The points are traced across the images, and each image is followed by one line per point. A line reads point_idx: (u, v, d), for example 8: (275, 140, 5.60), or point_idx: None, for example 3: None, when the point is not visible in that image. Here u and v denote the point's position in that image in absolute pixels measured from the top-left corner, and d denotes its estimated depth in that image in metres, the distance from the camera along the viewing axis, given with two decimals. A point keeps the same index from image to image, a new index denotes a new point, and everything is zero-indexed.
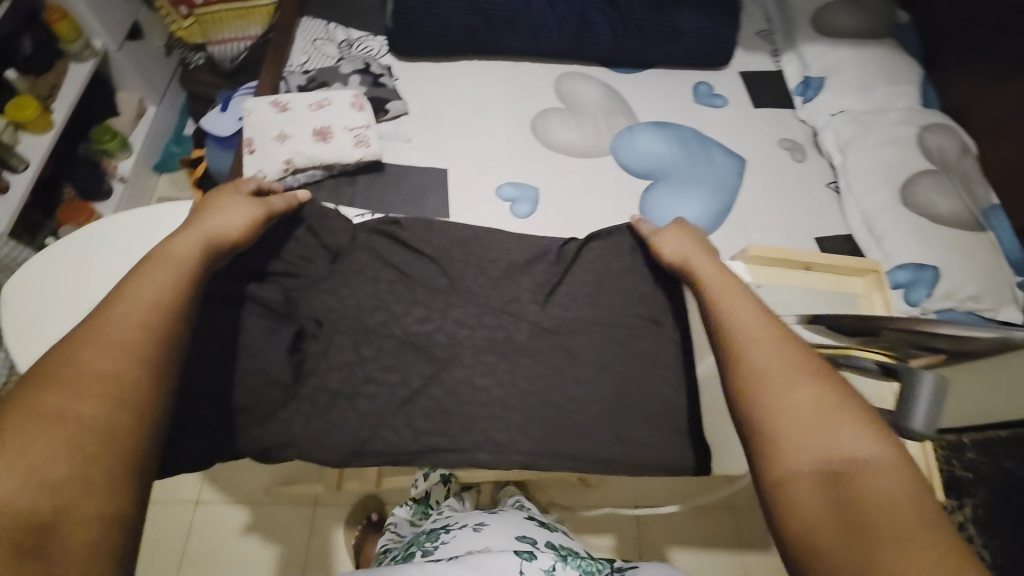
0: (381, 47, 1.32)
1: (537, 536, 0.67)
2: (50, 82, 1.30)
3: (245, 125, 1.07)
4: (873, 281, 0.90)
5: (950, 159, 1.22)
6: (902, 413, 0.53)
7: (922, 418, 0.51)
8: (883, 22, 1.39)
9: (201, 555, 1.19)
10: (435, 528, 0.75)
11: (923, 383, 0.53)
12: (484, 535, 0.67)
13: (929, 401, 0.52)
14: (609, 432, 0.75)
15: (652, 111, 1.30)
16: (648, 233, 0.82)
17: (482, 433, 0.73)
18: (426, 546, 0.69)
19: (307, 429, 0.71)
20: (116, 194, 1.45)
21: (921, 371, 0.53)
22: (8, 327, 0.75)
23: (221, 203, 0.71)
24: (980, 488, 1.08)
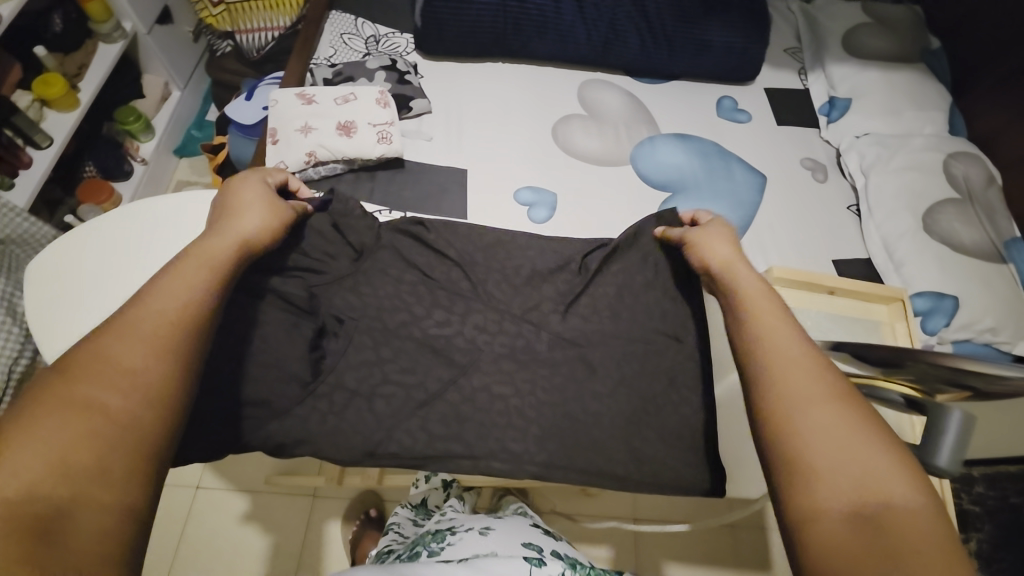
0: (408, 44, 1.32)
1: (544, 544, 0.65)
2: (78, 61, 1.31)
3: (270, 115, 1.08)
4: (895, 308, 0.89)
5: (975, 188, 1.21)
6: (926, 448, 0.52)
7: (948, 455, 0.51)
8: (914, 46, 1.38)
9: (199, 542, 1.20)
10: (441, 528, 0.75)
11: (950, 419, 0.52)
12: (490, 539, 0.66)
13: (956, 436, 0.51)
14: (624, 448, 0.74)
15: (674, 122, 1.29)
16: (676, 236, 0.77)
17: (497, 441, 0.73)
18: (432, 547, 0.69)
19: (323, 427, 0.71)
20: (135, 174, 1.46)
21: (948, 406, 0.52)
22: (29, 302, 0.75)
23: (248, 196, 0.71)
24: (985, 522, 1.06)
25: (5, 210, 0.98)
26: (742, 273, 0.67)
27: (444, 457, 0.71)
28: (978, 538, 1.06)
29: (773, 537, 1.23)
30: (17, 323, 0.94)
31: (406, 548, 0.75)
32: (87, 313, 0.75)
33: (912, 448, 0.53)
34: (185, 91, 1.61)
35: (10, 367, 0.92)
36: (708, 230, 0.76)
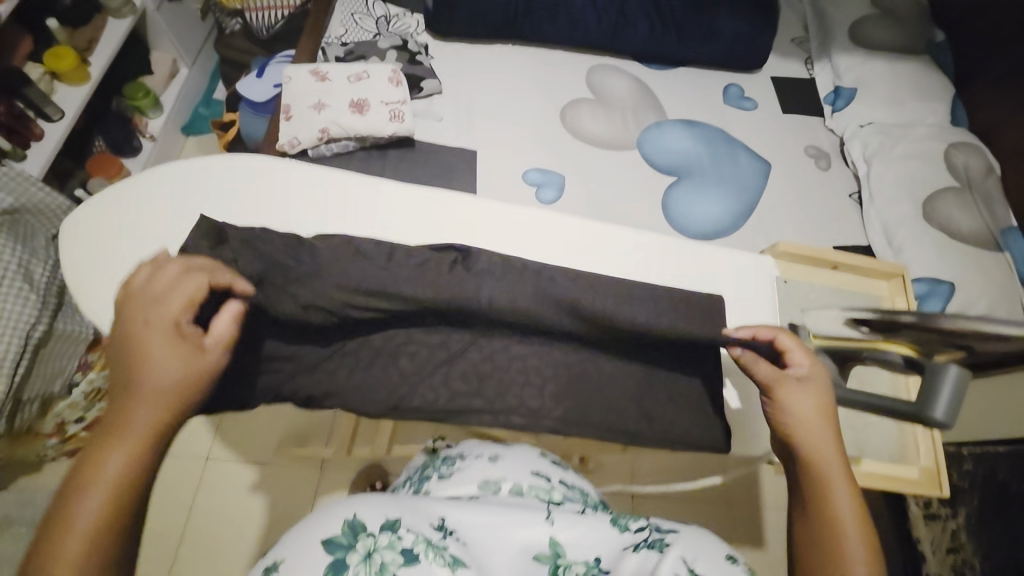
0: (419, 25, 1.33)
1: (552, 472, 0.65)
2: (87, 35, 1.30)
3: (284, 91, 1.09)
4: (896, 285, 0.92)
5: (974, 177, 1.24)
6: (926, 402, 0.58)
7: (945, 407, 0.57)
8: (919, 38, 1.39)
9: (210, 509, 1.23)
10: (444, 451, 0.71)
11: (948, 375, 0.57)
12: (502, 465, 0.64)
13: (950, 393, 0.57)
14: (638, 409, 0.74)
15: (681, 109, 1.31)
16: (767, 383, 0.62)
17: (513, 399, 0.72)
18: (440, 470, 0.66)
19: (349, 380, 0.70)
20: (144, 151, 1.47)
21: (945, 364, 0.58)
22: (62, 262, 0.70)
23: (157, 356, 0.49)
24: (972, 496, 1.11)
25: (17, 179, 0.98)
26: (835, 466, 0.56)
27: (461, 412, 0.72)
28: (965, 513, 1.12)
29: (767, 513, 1.26)
30: (34, 291, 0.94)
31: (416, 468, 0.73)
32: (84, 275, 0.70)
33: (909, 404, 0.59)
34: (192, 69, 1.61)
35: (28, 333, 0.92)
36: (803, 389, 0.60)
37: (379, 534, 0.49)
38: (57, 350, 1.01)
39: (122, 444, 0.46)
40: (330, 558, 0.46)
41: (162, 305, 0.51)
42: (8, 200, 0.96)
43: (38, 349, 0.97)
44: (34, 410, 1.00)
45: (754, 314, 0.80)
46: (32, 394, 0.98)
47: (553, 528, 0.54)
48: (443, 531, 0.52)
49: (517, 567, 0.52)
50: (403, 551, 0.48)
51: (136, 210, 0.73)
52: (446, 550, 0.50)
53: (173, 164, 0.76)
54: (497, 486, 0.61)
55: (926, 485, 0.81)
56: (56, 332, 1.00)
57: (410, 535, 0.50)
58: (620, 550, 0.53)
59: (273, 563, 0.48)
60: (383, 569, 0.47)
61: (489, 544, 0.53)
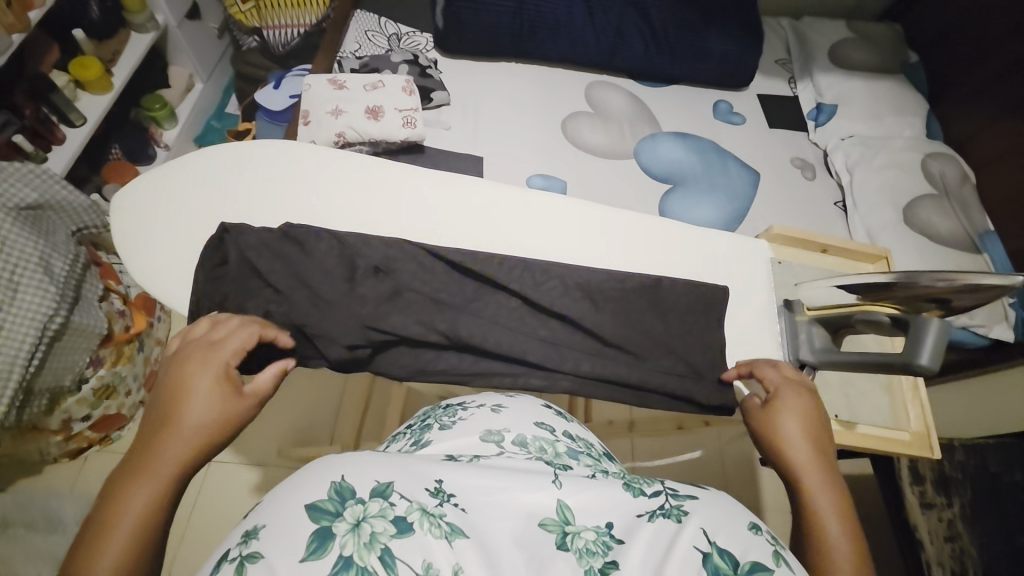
0: (428, 43, 1.41)
1: (556, 425, 0.60)
2: (112, 49, 1.37)
3: (304, 98, 1.15)
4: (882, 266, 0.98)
5: (951, 186, 1.32)
6: (913, 351, 0.66)
7: (928, 355, 0.65)
8: (893, 60, 1.50)
9: (209, 509, 1.21)
10: (445, 401, 0.66)
11: (930, 327, 0.66)
12: (504, 417, 0.59)
13: (933, 341, 0.66)
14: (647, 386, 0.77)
15: (674, 122, 1.39)
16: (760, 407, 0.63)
17: (529, 371, 0.74)
18: (442, 420, 0.60)
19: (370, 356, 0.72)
20: (159, 159, 1.51)
21: (928, 317, 0.67)
22: None
23: (198, 391, 0.53)
24: (966, 487, 1.13)
25: (41, 175, 0.94)
26: (817, 477, 0.54)
27: (484, 375, 0.73)
28: (960, 503, 1.13)
29: (766, 491, 1.27)
30: (54, 283, 0.89)
31: (416, 418, 0.66)
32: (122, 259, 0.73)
33: (898, 354, 0.67)
34: (207, 84, 1.68)
35: (47, 323, 0.88)
36: (790, 403, 0.61)
37: (369, 501, 0.39)
38: (71, 343, 0.98)
39: (148, 479, 0.46)
40: (314, 526, 0.37)
41: (210, 354, 0.56)
42: (32, 196, 0.92)
43: (53, 341, 0.93)
44: (42, 404, 0.98)
45: (750, 299, 0.85)
46: (42, 386, 0.95)
47: (562, 492, 0.45)
48: (440, 496, 0.42)
49: (521, 539, 0.42)
50: (396, 520, 0.39)
51: (166, 199, 0.77)
52: (444, 518, 0.41)
53: (202, 156, 0.80)
54: (501, 436, 0.56)
55: (918, 447, 0.84)
56: (72, 326, 0.96)
57: (403, 503, 0.40)
58: (633, 518, 0.44)
59: (254, 529, 0.39)
60: (372, 541, 0.37)
61: (494, 512, 0.43)
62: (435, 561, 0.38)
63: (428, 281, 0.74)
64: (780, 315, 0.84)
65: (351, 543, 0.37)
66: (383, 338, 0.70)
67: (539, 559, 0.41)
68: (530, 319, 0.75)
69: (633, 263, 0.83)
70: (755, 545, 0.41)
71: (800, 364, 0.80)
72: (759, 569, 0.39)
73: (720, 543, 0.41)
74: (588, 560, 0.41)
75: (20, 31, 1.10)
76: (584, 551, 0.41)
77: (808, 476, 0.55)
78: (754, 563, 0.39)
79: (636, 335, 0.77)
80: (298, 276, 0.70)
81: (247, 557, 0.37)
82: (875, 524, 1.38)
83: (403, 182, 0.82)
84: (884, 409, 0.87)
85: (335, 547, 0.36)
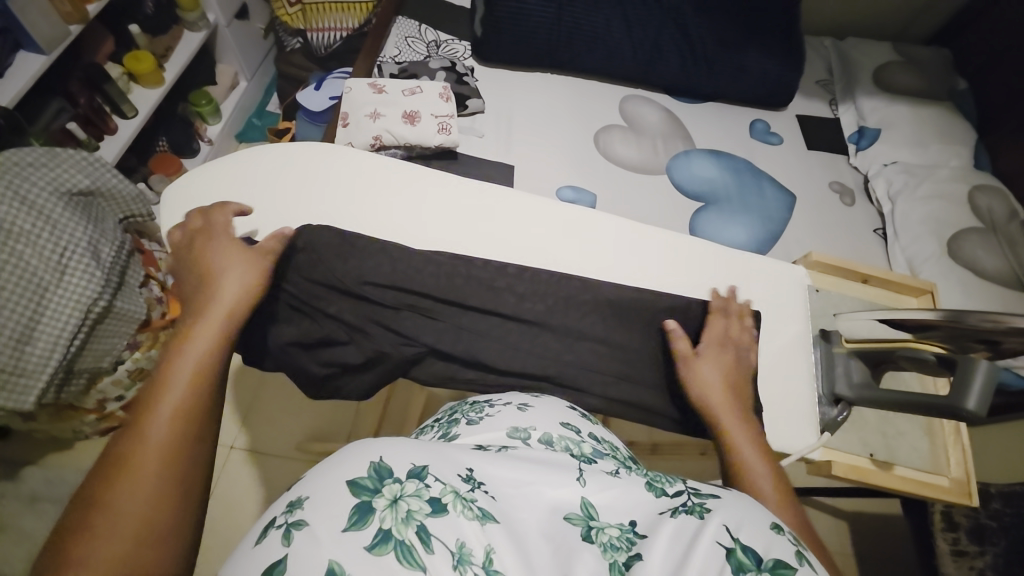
0: (466, 50, 1.43)
1: (583, 426, 0.56)
2: (165, 43, 1.43)
3: (344, 101, 1.18)
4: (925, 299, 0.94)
5: (998, 219, 1.27)
6: (959, 395, 0.63)
7: (975, 400, 0.62)
8: (941, 85, 1.46)
9: (214, 516, 1.17)
10: (472, 397, 0.65)
11: (979, 371, 0.63)
12: (532, 415, 0.56)
13: (981, 386, 0.63)
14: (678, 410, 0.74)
15: (709, 140, 1.37)
16: (684, 354, 0.70)
17: (555, 387, 0.73)
18: (469, 416, 0.58)
19: None
20: (201, 153, 1.56)
21: (977, 361, 0.63)
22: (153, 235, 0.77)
23: (226, 258, 0.64)
24: (1001, 537, 1.07)
25: (94, 164, 0.98)
26: (736, 422, 0.61)
27: (511, 384, 0.73)
28: (993, 552, 1.06)
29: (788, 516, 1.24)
30: (100, 268, 0.92)
31: (442, 413, 0.64)
32: None
33: (944, 397, 0.64)
34: (250, 82, 1.74)
35: (91, 305, 0.91)
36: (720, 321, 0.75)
37: (405, 481, 0.39)
38: (111, 328, 1.01)
39: (194, 346, 0.52)
40: (354, 500, 0.37)
41: (212, 276, 0.61)
42: (85, 181, 0.95)
43: (96, 323, 0.96)
44: (80, 385, 1.01)
45: (785, 326, 0.83)
46: (82, 367, 0.98)
47: (586, 489, 0.43)
48: (471, 482, 0.41)
49: (547, 532, 0.40)
50: (431, 500, 0.38)
51: (212, 192, 0.79)
52: (475, 502, 0.40)
53: (246, 155, 0.82)
54: (527, 434, 0.52)
55: (957, 493, 0.82)
56: (114, 311, 0.99)
57: (438, 485, 0.40)
58: (656, 515, 0.41)
59: (297, 500, 0.39)
60: (408, 518, 0.37)
61: (521, 503, 0.42)
62: (468, 541, 0.37)
63: (460, 287, 0.75)
64: (817, 346, 0.83)
65: (389, 517, 0.37)
66: (417, 342, 0.72)
67: (564, 551, 0.38)
68: (558, 332, 0.76)
69: (665, 284, 0.82)
70: (777, 544, 0.38)
71: (835, 400, 0.79)
72: (782, 567, 0.36)
73: (743, 540, 0.37)
74: (612, 554, 0.39)
75: (78, 21, 1.15)
76: (608, 546, 0.39)
77: (725, 419, 0.61)
78: (777, 561, 0.36)
79: (659, 364, 0.76)
80: (331, 274, 0.71)
81: (293, 525, 0.37)
82: (896, 569, 1.31)
83: (436, 188, 0.83)
84: (920, 450, 0.83)
85: (375, 520, 0.36)
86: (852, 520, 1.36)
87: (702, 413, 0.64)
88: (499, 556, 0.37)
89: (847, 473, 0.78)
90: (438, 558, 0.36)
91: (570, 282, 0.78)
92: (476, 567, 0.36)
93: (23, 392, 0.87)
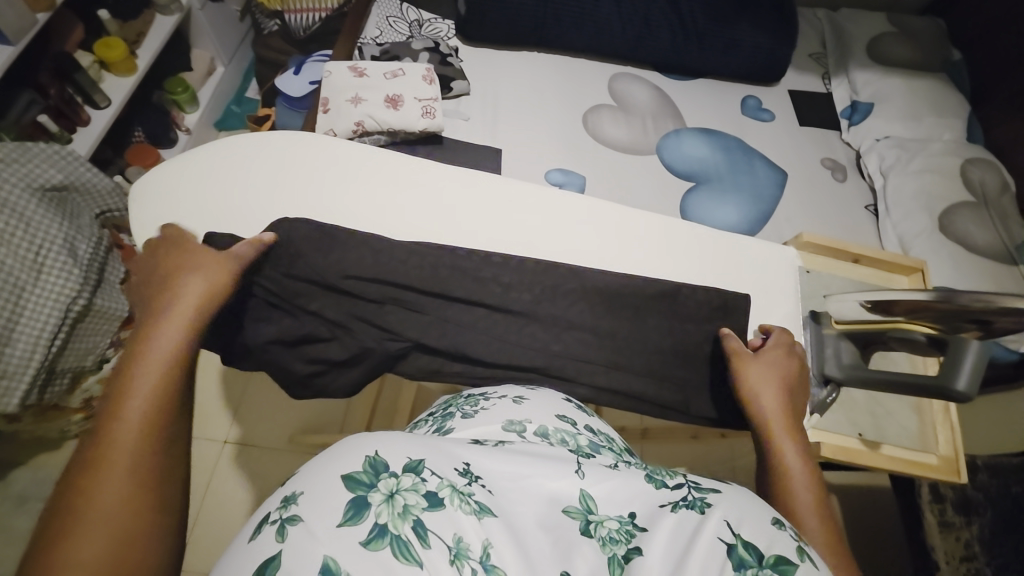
0: (449, 29, 1.38)
1: (578, 418, 0.56)
2: (137, 29, 1.38)
3: (324, 85, 1.14)
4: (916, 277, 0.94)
5: (990, 192, 1.26)
6: (949, 376, 0.64)
7: (965, 380, 0.63)
8: (935, 56, 1.43)
9: (208, 512, 1.17)
10: (467, 390, 0.64)
11: (970, 351, 0.63)
12: (526, 408, 0.55)
13: (971, 366, 0.63)
14: (668, 395, 0.74)
15: (700, 118, 1.34)
16: (735, 353, 0.70)
17: (544, 377, 0.73)
18: (465, 409, 0.57)
19: None
20: (179, 142, 1.51)
21: (969, 340, 0.63)
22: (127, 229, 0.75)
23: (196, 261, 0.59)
24: (988, 509, 1.09)
25: (66, 157, 0.95)
26: (784, 429, 0.59)
27: (499, 374, 0.72)
28: (978, 523, 1.08)
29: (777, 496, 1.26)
30: (77, 265, 0.90)
31: (437, 406, 0.64)
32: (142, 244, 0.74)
33: (932, 379, 0.65)
34: (228, 67, 1.68)
35: (69, 305, 0.90)
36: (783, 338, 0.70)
37: (402, 475, 0.38)
38: (92, 326, 0.99)
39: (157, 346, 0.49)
40: (351, 495, 0.36)
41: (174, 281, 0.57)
42: (57, 177, 0.92)
43: (76, 322, 0.94)
44: (64, 385, 0.99)
45: (773, 308, 0.82)
46: (64, 367, 0.96)
47: (585, 481, 0.42)
48: (468, 476, 0.40)
49: (546, 523, 0.39)
50: (427, 494, 0.37)
51: (186, 185, 0.77)
52: (472, 496, 0.39)
53: (220, 146, 0.79)
54: (523, 427, 0.52)
55: (944, 471, 0.83)
56: (94, 309, 0.97)
57: (434, 479, 0.39)
58: (656, 508, 0.40)
59: (292, 495, 0.38)
60: (405, 512, 0.36)
61: (519, 496, 0.40)
62: (465, 535, 0.37)
63: (445, 278, 0.73)
64: (807, 327, 0.83)
65: (386, 512, 0.36)
66: (404, 335, 0.71)
67: (564, 543, 0.38)
68: (546, 321, 0.75)
69: (652, 268, 0.81)
70: (779, 539, 0.38)
71: (825, 381, 0.78)
72: (784, 562, 0.36)
73: (745, 536, 0.37)
74: (611, 548, 0.38)
75: (45, 9, 1.10)
76: (607, 539, 0.38)
77: (774, 424, 0.60)
78: (779, 557, 0.36)
79: (648, 351, 0.75)
80: (314, 269, 0.70)
81: (287, 521, 0.36)
82: (884, 541, 1.34)
83: (420, 176, 0.81)
84: (909, 428, 0.84)
85: (370, 516, 0.35)
86: (840, 496, 1.37)
87: (752, 417, 0.62)
88: (497, 551, 0.36)
89: (836, 453, 0.78)
90: (435, 553, 0.35)
91: (558, 270, 0.77)
92: (474, 562, 0.36)
93: (4, 395, 0.85)
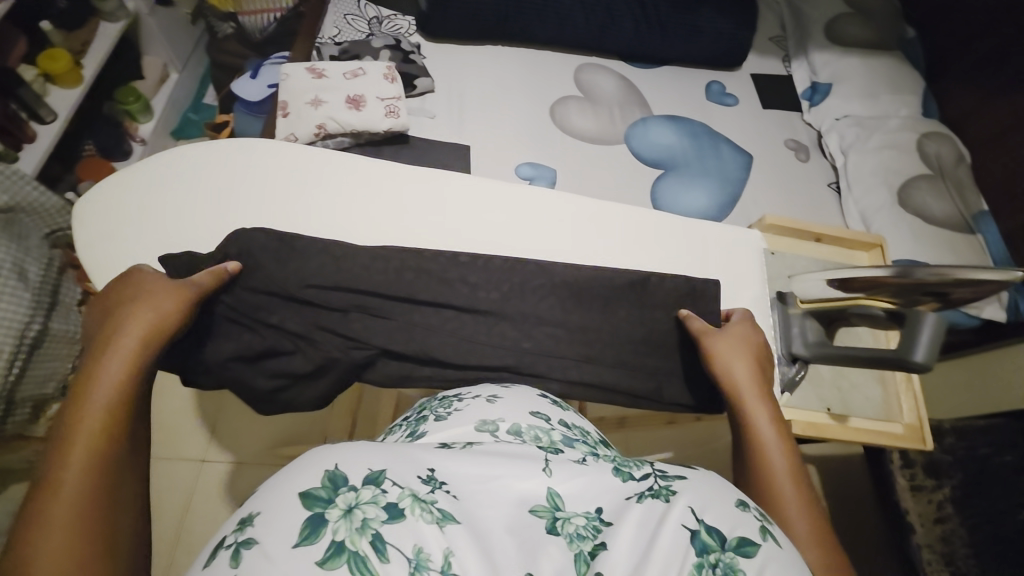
0: (410, 25, 1.36)
1: (552, 413, 0.56)
2: (83, 39, 1.32)
3: (282, 89, 1.11)
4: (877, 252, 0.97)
5: (946, 165, 1.30)
6: (908, 348, 0.67)
7: (922, 351, 0.66)
8: (889, 35, 1.47)
9: (189, 533, 1.15)
10: (442, 393, 0.63)
11: (926, 323, 0.66)
12: (500, 407, 0.55)
13: (927, 337, 0.66)
14: (642, 384, 0.75)
15: (666, 105, 1.35)
16: (701, 333, 0.71)
17: (518, 374, 0.73)
18: (438, 411, 0.57)
19: None
20: (135, 154, 1.46)
21: (924, 312, 0.67)
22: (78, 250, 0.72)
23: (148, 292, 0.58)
24: (958, 472, 1.14)
25: (12, 176, 0.90)
26: (757, 404, 0.60)
27: (473, 375, 0.72)
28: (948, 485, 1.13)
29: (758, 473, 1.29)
30: (27, 289, 0.89)
31: (412, 410, 0.63)
32: (94, 264, 0.71)
33: (892, 351, 0.68)
34: (183, 74, 1.62)
35: (23, 331, 0.88)
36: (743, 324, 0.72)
37: (361, 488, 0.37)
38: (53, 350, 0.95)
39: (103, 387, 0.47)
40: (307, 513, 0.35)
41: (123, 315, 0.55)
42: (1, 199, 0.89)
43: (34, 348, 0.91)
44: (29, 414, 0.95)
45: (741, 291, 0.83)
46: (25, 395, 0.92)
47: (552, 480, 0.41)
48: (432, 483, 0.39)
49: (513, 526, 0.39)
50: (387, 506, 0.37)
51: (139, 201, 0.74)
52: (435, 504, 0.38)
53: (172, 159, 0.77)
54: (496, 426, 0.51)
55: (912, 440, 0.86)
56: (51, 332, 0.94)
57: (395, 489, 0.38)
58: (622, 501, 0.41)
59: (248, 516, 0.37)
60: (363, 527, 0.35)
61: (486, 499, 0.40)
62: (426, 545, 0.35)
63: (411, 282, 0.72)
64: (773, 308, 0.84)
65: (343, 528, 0.35)
66: (373, 341, 0.70)
67: (530, 545, 0.38)
68: (518, 318, 0.75)
69: (621, 259, 0.81)
70: (742, 520, 0.39)
71: (792, 359, 0.81)
72: (746, 544, 0.37)
73: (708, 521, 0.38)
74: (577, 544, 0.38)
75: None
76: (574, 536, 0.39)
77: (746, 395, 0.61)
78: (741, 539, 0.37)
79: (620, 341, 0.76)
80: (275, 281, 0.68)
81: (242, 544, 0.35)
82: (861, 508, 1.39)
83: (383, 179, 0.80)
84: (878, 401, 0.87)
85: (327, 533, 0.34)
86: (817, 470, 1.41)
87: (726, 390, 0.63)
88: (459, 559, 0.35)
89: (805, 430, 0.80)
90: (394, 566, 0.34)
91: (528, 266, 0.77)
92: (435, 572, 0.34)
93: None
